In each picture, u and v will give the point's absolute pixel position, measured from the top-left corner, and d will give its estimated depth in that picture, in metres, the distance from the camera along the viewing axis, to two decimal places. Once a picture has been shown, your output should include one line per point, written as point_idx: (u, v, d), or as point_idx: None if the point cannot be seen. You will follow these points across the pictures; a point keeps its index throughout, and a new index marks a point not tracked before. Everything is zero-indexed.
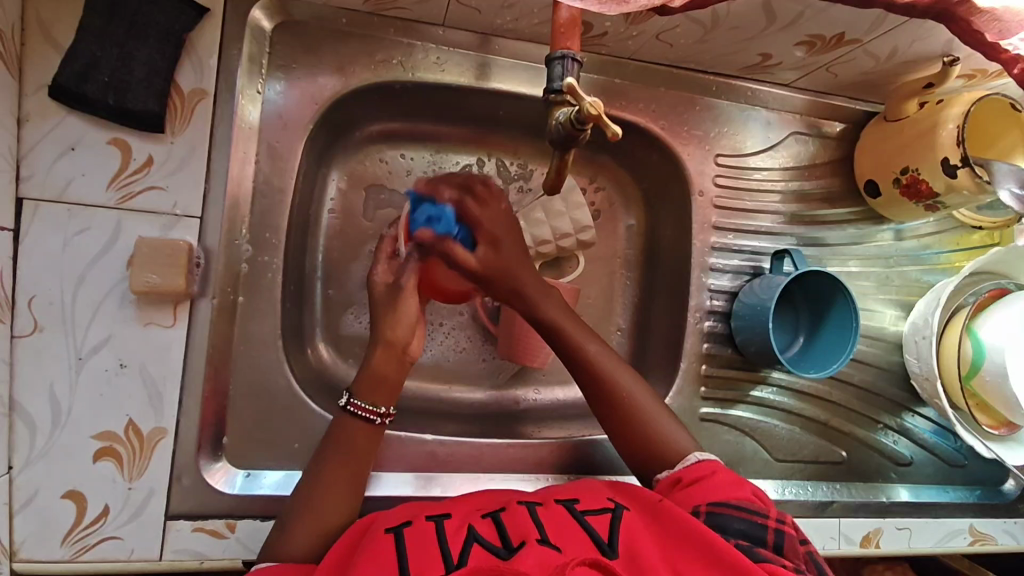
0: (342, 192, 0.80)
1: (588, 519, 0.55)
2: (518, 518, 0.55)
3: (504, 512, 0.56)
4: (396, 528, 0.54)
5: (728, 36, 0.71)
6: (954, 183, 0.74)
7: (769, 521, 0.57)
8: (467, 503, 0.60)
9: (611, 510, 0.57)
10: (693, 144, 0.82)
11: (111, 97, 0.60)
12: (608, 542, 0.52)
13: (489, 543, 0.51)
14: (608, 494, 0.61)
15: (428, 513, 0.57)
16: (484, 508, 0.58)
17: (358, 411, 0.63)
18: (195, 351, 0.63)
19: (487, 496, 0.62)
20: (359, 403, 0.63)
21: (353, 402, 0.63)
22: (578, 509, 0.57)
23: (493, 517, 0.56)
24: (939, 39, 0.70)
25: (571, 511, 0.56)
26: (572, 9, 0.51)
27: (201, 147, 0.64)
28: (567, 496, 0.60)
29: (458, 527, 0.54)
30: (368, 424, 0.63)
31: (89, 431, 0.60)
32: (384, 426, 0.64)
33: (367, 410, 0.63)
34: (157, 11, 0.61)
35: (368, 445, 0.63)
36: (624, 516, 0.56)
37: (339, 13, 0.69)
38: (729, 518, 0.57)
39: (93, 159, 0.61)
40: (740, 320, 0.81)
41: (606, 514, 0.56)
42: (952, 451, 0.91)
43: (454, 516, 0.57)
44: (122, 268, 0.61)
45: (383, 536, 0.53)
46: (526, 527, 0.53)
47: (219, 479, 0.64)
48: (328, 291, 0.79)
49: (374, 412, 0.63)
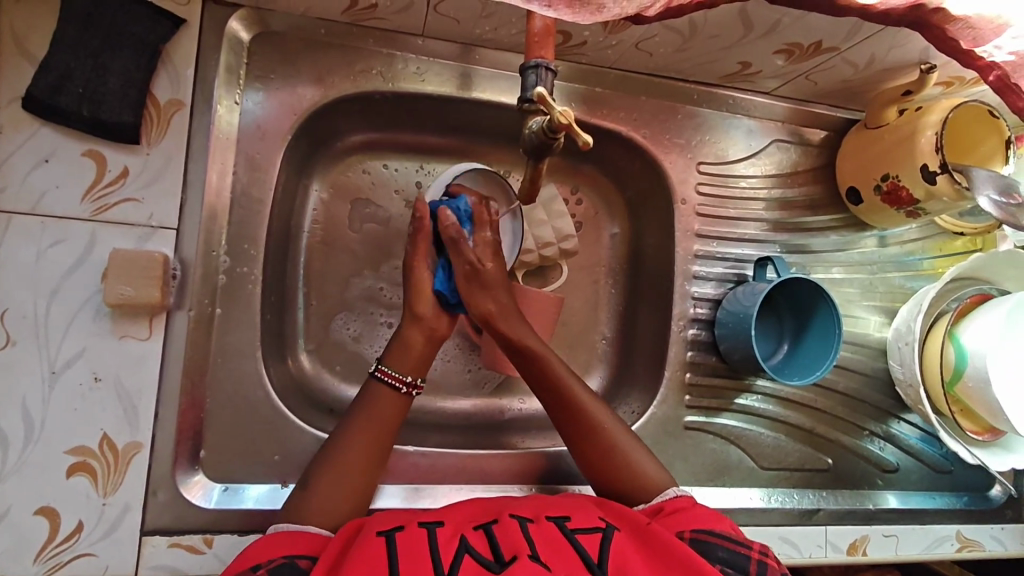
0: (324, 202, 0.80)
1: (579, 538, 0.54)
2: (509, 532, 0.54)
3: (496, 524, 0.56)
4: (389, 531, 0.54)
5: (708, 45, 0.71)
6: (933, 190, 0.74)
7: (752, 552, 0.56)
8: (458, 513, 0.59)
9: (602, 530, 0.56)
10: (675, 152, 0.82)
11: (86, 109, 0.60)
12: (598, 563, 0.52)
13: (480, 555, 0.51)
14: (599, 511, 0.60)
15: (421, 519, 0.57)
16: (477, 519, 0.58)
17: (385, 377, 0.66)
18: (172, 364, 0.63)
19: (479, 505, 0.61)
20: (387, 370, 0.66)
21: (380, 369, 0.66)
22: (568, 526, 0.56)
23: (485, 530, 0.55)
24: (915, 47, 0.70)
25: (561, 528, 0.55)
26: (545, 19, 0.50)
27: (177, 157, 0.63)
28: (557, 511, 0.59)
29: (450, 536, 0.54)
30: (396, 392, 0.66)
31: (63, 446, 0.59)
32: (412, 395, 0.67)
33: (393, 376, 0.66)
34: (133, 22, 0.61)
35: (396, 421, 0.65)
36: (615, 537, 0.56)
37: (317, 23, 0.69)
38: (713, 546, 0.57)
39: (68, 171, 0.60)
40: (724, 328, 0.80)
41: (597, 533, 0.56)
42: (939, 458, 0.91)
43: (447, 524, 0.56)
44: (97, 280, 0.60)
45: (374, 538, 0.53)
46: (517, 541, 0.52)
47: (196, 493, 0.63)
48: (311, 302, 0.79)
49: (401, 380, 0.66)
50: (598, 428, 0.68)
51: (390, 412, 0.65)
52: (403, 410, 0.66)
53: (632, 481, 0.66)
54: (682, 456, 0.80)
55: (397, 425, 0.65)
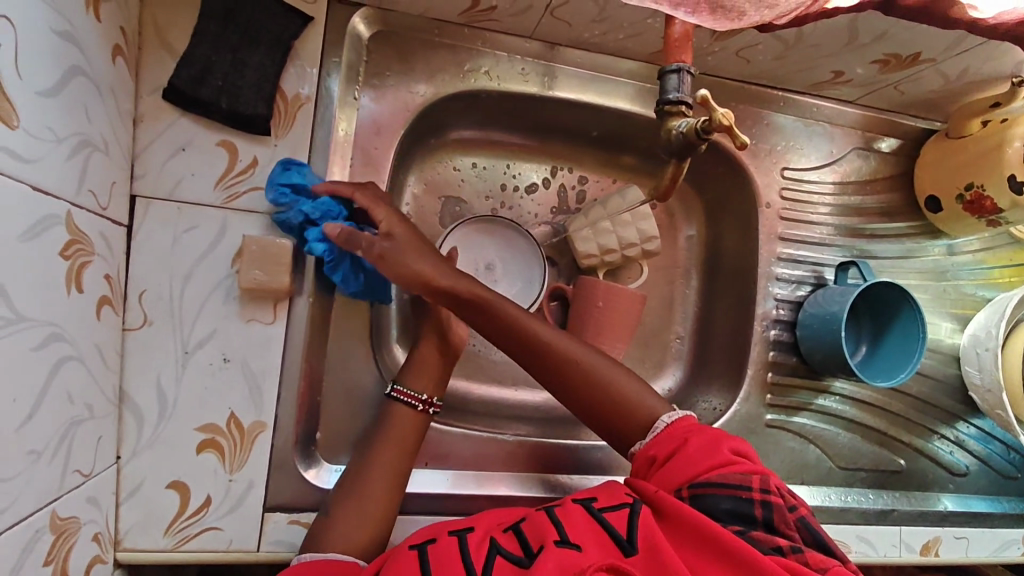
0: (418, 198, 0.83)
1: (607, 517, 0.54)
2: (538, 524, 0.54)
3: (523, 522, 0.56)
4: (420, 546, 0.55)
5: (807, 54, 0.73)
6: (1020, 200, 0.76)
7: (755, 493, 0.54)
8: (487, 518, 0.60)
9: (630, 505, 0.55)
10: (760, 157, 0.84)
11: (223, 101, 0.62)
12: (627, 539, 0.51)
13: (510, 554, 0.52)
14: (625, 487, 0.60)
15: (452, 528, 0.58)
16: (506, 521, 0.58)
17: (402, 396, 0.68)
18: (294, 346, 0.65)
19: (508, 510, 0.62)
20: (403, 390, 0.68)
21: (397, 390, 0.68)
22: (596, 506, 0.56)
23: (513, 530, 0.56)
24: (1011, 60, 0.72)
25: (588, 510, 0.55)
26: (686, 24, 0.53)
27: (302, 149, 0.66)
28: (586, 494, 0.59)
29: (480, 541, 0.55)
30: (414, 410, 0.68)
31: (194, 423, 0.61)
32: (429, 413, 0.69)
33: (412, 395, 0.68)
34: (268, 18, 0.64)
35: (416, 439, 0.67)
36: (642, 511, 0.55)
37: (433, 24, 0.72)
38: (716, 498, 0.55)
39: (203, 160, 0.63)
40: (807, 329, 0.82)
41: (625, 508, 0.55)
42: (1006, 463, 0.92)
43: (476, 529, 0.57)
44: (228, 264, 0.63)
45: (408, 552, 0.55)
46: (545, 531, 0.53)
47: (314, 474, 0.66)
48: (404, 294, 0.82)
49: (416, 398, 0.68)
50: (578, 363, 0.67)
51: (409, 429, 0.67)
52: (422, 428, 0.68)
53: (629, 415, 0.66)
54: (762, 454, 0.82)
55: (414, 441, 0.67)
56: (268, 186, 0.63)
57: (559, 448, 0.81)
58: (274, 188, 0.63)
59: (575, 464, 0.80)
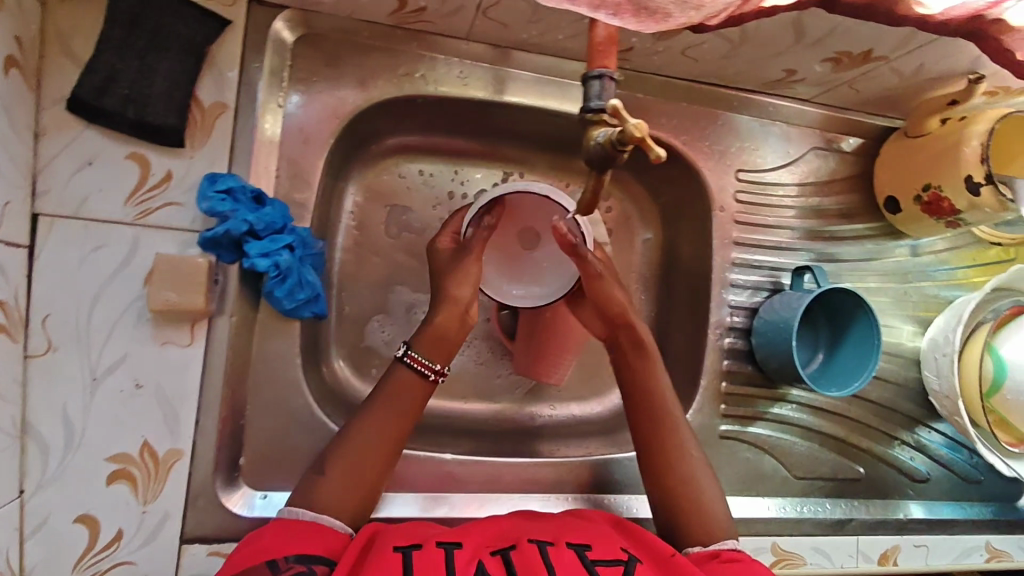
0: (359, 206, 0.79)
1: (599, 569, 0.54)
2: (530, 558, 0.54)
3: (513, 549, 0.55)
4: (404, 548, 0.53)
5: (757, 53, 0.70)
6: (976, 201, 0.74)
7: None
8: (478, 533, 0.59)
9: (624, 562, 0.56)
10: (714, 159, 0.82)
11: (131, 111, 0.58)
12: None
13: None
14: (620, 542, 0.60)
15: (439, 539, 0.56)
16: (494, 544, 0.57)
17: (414, 363, 0.64)
18: (213, 369, 0.62)
19: (505, 524, 0.61)
20: (416, 355, 0.64)
21: (409, 354, 0.65)
22: (588, 556, 0.56)
23: (502, 555, 0.55)
24: (966, 57, 0.68)
25: (582, 558, 0.55)
26: (610, 27, 0.49)
27: (221, 161, 0.62)
28: (578, 537, 0.59)
29: (467, 560, 0.53)
30: (423, 380, 0.65)
31: (102, 454, 0.59)
32: (436, 384, 0.66)
33: (424, 363, 0.64)
34: (179, 22, 0.59)
35: (416, 408, 0.64)
36: (636, 570, 0.55)
37: (361, 25, 0.67)
38: None
39: (111, 174, 0.59)
40: (762, 336, 0.80)
41: (618, 564, 0.55)
42: (968, 467, 0.91)
43: (464, 546, 0.55)
44: (139, 286, 0.60)
45: (390, 555, 0.52)
46: (536, 565, 0.53)
47: (237, 501, 0.63)
48: (345, 306, 0.78)
49: (430, 367, 0.65)
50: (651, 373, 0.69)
51: (411, 398, 0.64)
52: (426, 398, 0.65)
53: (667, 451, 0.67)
54: (716, 466, 0.79)
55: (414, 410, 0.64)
56: (199, 198, 0.60)
57: (508, 467, 0.76)
58: (207, 198, 0.60)
59: (522, 481, 0.76)
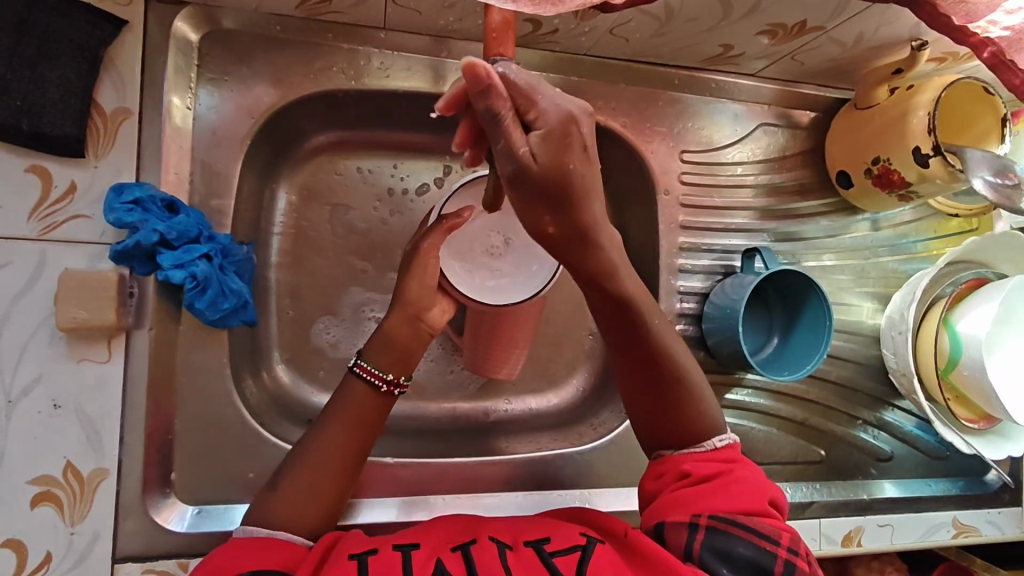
0: (293, 206, 0.77)
1: (556, 561, 0.50)
2: (488, 557, 0.49)
3: (474, 545, 0.51)
4: (361, 554, 0.49)
5: (686, 29, 0.67)
6: (926, 173, 0.71)
7: (780, 550, 0.53)
8: (441, 532, 0.54)
9: (582, 549, 0.52)
10: (657, 140, 0.79)
11: (24, 122, 0.56)
12: None
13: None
14: (579, 528, 0.56)
15: (396, 541, 0.52)
16: (455, 540, 0.53)
17: (364, 373, 0.60)
18: (135, 385, 0.60)
19: (462, 522, 0.56)
20: (367, 366, 0.60)
21: (359, 364, 0.61)
22: (547, 549, 0.51)
23: (463, 551, 0.50)
24: (906, 23, 0.66)
25: (539, 552, 0.51)
26: (504, 12, 0.45)
27: (128, 170, 0.60)
28: (536, 533, 0.54)
29: (426, 560, 0.49)
30: (374, 390, 0.60)
31: (24, 477, 0.57)
32: (393, 396, 0.61)
33: (374, 374, 0.60)
34: (69, 27, 0.57)
35: (375, 418, 0.60)
36: (595, 555, 0.51)
37: (271, 19, 0.65)
38: (733, 539, 0.53)
39: (11, 189, 0.57)
40: (711, 323, 0.78)
41: (577, 551, 0.51)
42: (934, 443, 0.89)
43: (423, 546, 0.51)
44: (49, 303, 0.58)
45: (345, 562, 0.48)
46: (495, 567, 0.48)
47: (168, 517, 0.61)
48: (286, 311, 0.76)
49: (381, 377, 0.60)
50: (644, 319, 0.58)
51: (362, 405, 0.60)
52: (384, 407, 0.61)
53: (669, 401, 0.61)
54: None
55: (375, 420, 0.60)
56: (106, 209, 0.58)
57: (461, 467, 0.73)
58: (113, 209, 0.57)
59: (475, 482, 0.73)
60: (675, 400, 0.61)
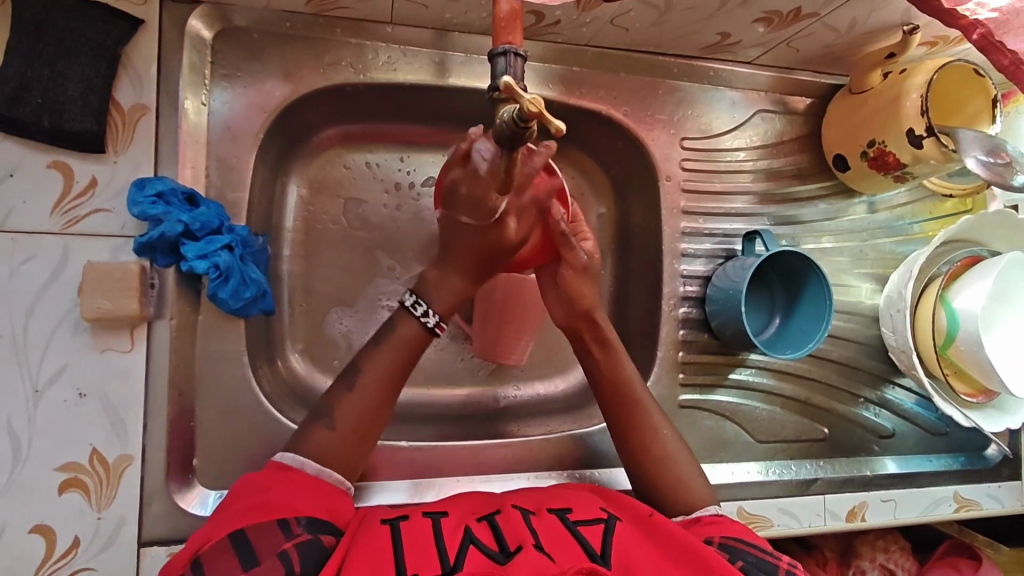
0: (304, 199, 0.79)
1: (580, 529, 0.51)
2: (513, 523, 0.51)
3: (499, 515, 0.53)
4: (393, 521, 0.52)
5: (684, 18, 0.69)
6: (920, 154, 0.73)
7: (781, 563, 0.53)
8: (464, 503, 0.56)
9: (604, 521, 0.53)
10: (657, 128, 0.81)
11: (46, 119, 0.58)
12: (601, 554, 0.49)
13: (485, 545, 0.48)
14: (599, 502, 0.57)
15: (426, 510, 0.54)
16: (481, 511, 0.55)
17: (418, 316, 0.63)
18: (157, 373, 0.62)
19: (481, 497, 0.58)
20: (437, 315, 0.63)
21: (419, 307, 0.64)
22: (570, 518, 0.53)
23: (489, 521, 0.52)
24: (897, 9, 0.68)
25: (563, 520, 0.52)
26: (512, 2, 0.47)
27: (146, 164, 0.62)
28: (559, 503, 0.56)
29: (455, 526, 0.51)
30: (423, 330, 0.64)
31: (52, 464, 0.59)
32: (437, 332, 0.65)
33: (424, 317, 0.63)
34: (89, 26, 0.59)
35: (410, 359, 0.63)
36: (617, 528, 0.53)
37: (282, 17, 0.67)
38: (740, 552, 0.54)
39: (35, 184, 0.58)
40: (714, 304, 0.80)
41: (598, 524, 0.53)
42: (934, 420, 0.91)
43: (452, 515, 0.53)
44: (73, 294, 0.59)
45: (379, 527, 0.51)
46: (522, 532, 0.50)
47: (192, 501, 0.63)
48: (299, 302, 0.78)
49: (428, 318, 0.63)
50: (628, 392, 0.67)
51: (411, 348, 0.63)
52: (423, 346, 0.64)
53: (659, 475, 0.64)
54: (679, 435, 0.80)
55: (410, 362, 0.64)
56: (130, 203, 0.60)
57: (473, 450, 0.75)
58: (138, 203, 0.59)
59: (487, 464, 0.75)
60: (667, 468, 0.64)
